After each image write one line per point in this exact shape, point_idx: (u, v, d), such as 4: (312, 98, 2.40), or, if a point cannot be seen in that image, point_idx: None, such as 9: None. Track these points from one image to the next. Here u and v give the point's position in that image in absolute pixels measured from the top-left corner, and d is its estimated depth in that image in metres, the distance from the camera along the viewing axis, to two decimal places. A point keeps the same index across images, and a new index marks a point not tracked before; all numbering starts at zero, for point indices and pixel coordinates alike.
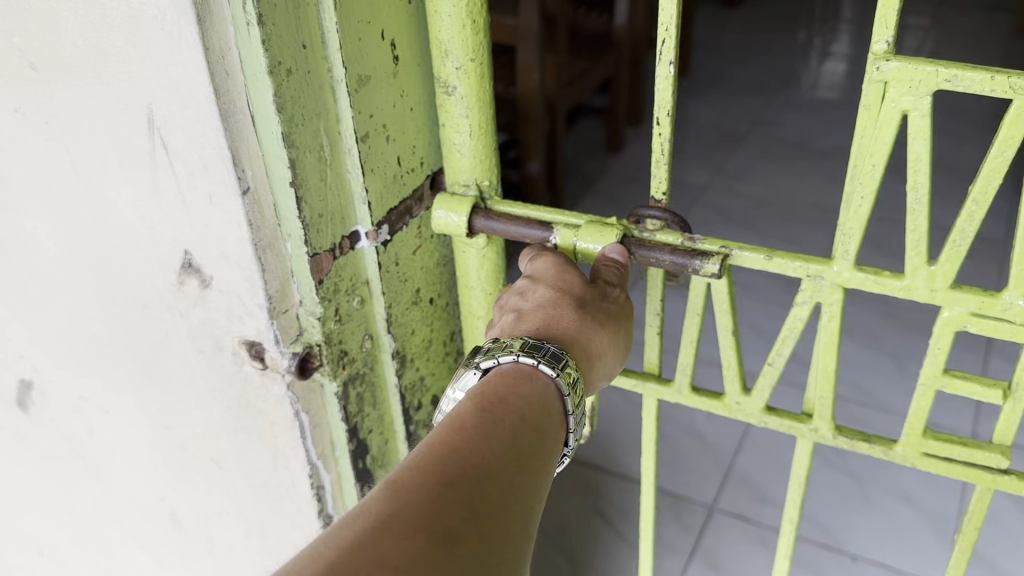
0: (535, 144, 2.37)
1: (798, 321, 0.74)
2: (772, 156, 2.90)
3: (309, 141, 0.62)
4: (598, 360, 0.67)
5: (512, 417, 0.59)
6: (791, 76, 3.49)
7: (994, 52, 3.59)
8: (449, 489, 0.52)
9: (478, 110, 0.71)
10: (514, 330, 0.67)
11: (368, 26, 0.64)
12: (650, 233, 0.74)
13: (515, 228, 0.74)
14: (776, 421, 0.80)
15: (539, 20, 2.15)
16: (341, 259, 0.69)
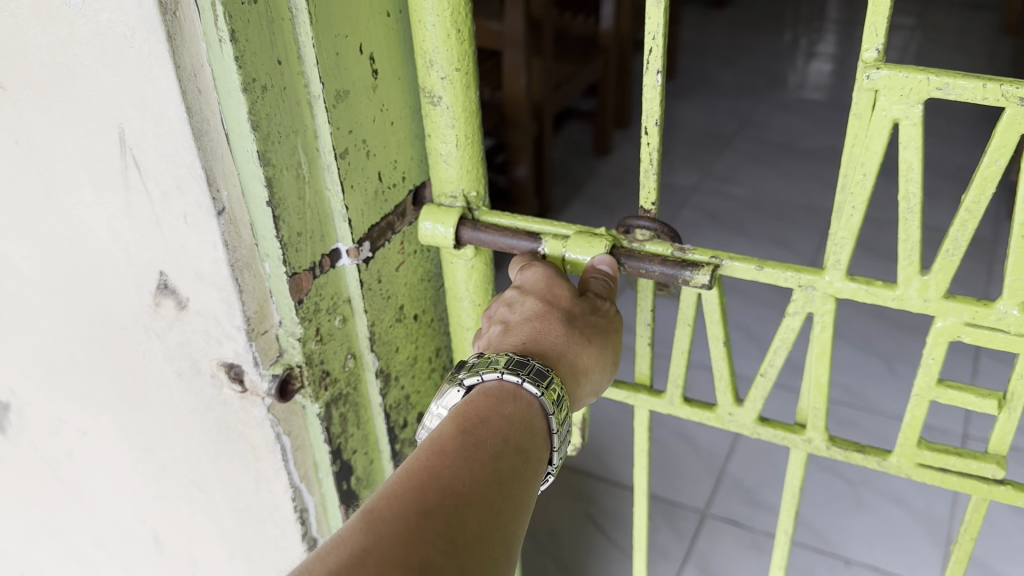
0: (522, 149, 2.36)
1: (790, 332, 0.73)
2: (760, 158, 2.90)
3: (286, 159, 0.61)
4: (584, 376, 0.66)
5: (494, 440, 0.59)
6: (779, 77, 3.49)
7: (980, 51, 3.60)
8: (426, 519, 0.52)
9: (465, 119, 0.71)
10: (499, 345, 0.66)
11: (346, 40, 0.62)
12: (639, 243, 0.73)
13: (502, 238, 0.73)
14: (769, 432, 0.80)
15: (524, 25, 2.15)
16: (322, 278, 0.68)
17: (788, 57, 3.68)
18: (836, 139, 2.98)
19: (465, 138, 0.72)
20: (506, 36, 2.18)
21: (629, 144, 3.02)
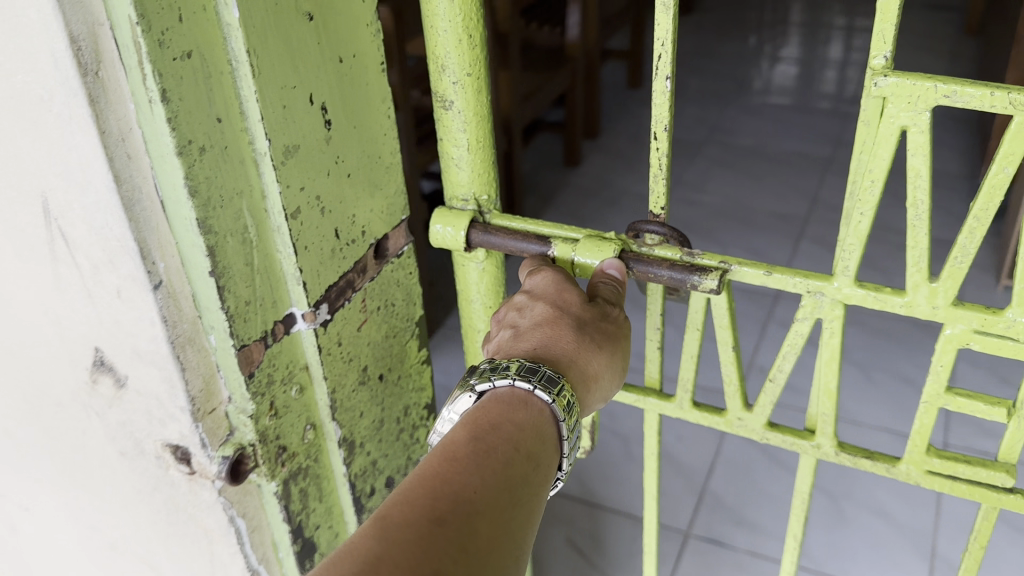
0: None
1: (799, 336, 0.73)
2: (730, 165, 2.89)
3: (230, 225, 0.57)
4: (594, 382, 0.68)
5: (506, 447, 0.60)
6: (745, 83, 3.49)
7: (943, 53, 3.62)
8: (438, 527, 0.53)
9: (474, 123, 0.77)
10: (512, 350, 0.68)
11: (293, 91, 0.59)
12: (648, 248, 0.76)
13: (512, 241, 0.78)
14: (778, 437, 0.79)
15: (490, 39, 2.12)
16: (278, 343, 0.65)
17: (754, 62, 3.68)
18: (805, 144, 2.98)
19: (475, 142, 0.78)
20: None
21: (599, 154, 3.00)
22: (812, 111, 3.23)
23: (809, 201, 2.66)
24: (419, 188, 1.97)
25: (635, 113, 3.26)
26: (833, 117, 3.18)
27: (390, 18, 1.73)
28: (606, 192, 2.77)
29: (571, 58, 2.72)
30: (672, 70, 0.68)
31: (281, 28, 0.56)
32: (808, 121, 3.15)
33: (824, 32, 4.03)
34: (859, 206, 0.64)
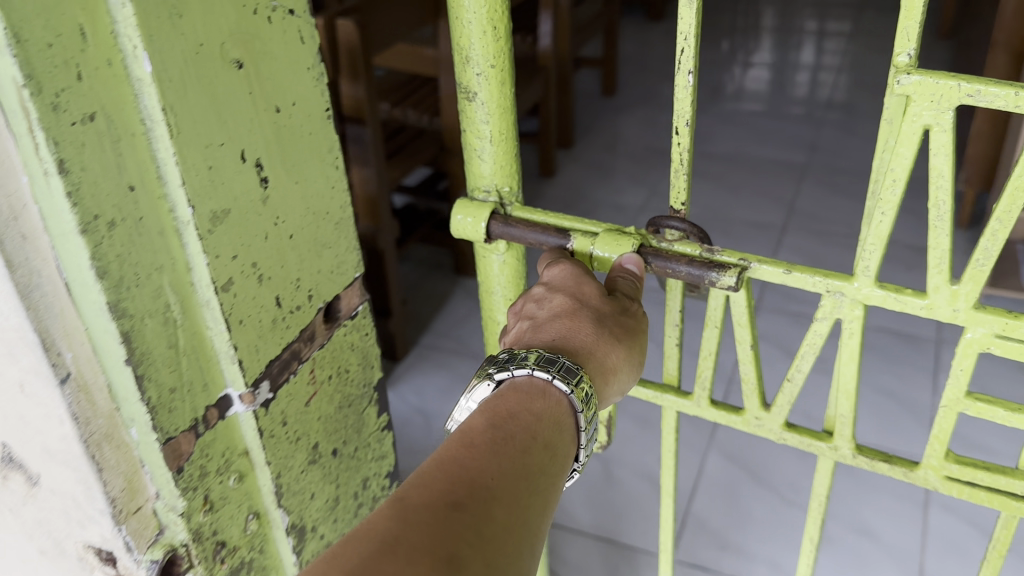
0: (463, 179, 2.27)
1: (818, 337, 0.77)
2: (706, 174, 2.86)
3: (148, 303, 0.59)
4: (612, 374, 0.72)
5: (522, 436, 0.64)
6: (719, 89, 3.47)
7: (914, 57, 3.63)
8: (455, 509, 0.56)
9: (497, 115, 0.82)
10: (533, 341, 0.73)
11: (220, 148, 0.60)
12: (669, 243, 0.80)
13: (532, 233, 0.84)
14: (798, 438, 0.84)
15: None
16: (214, 427, 0.69)
17: (726, 69, 3.66)
18: (781, 151, 2.97)
19: (498, 134, 0.83)
20: (443, 63, 2.11)
21: (575, 163, 2.97)
22: (787, 116, 3.22)
23: (787, 209, 2.63)
24: (388, 206, 1.91)
25: (609, 122, 3.23)
26: (808, 122, 3.16)
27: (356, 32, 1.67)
28: (583, 203, 2.73)
29: (543, 67, 2.69)
30: (694, 65, 0.70)
31: (204, 87, 0.58)
32: (784, 127, 3.14)
33: (795, 36, 4.02)
34: (882, 206, 0.67)
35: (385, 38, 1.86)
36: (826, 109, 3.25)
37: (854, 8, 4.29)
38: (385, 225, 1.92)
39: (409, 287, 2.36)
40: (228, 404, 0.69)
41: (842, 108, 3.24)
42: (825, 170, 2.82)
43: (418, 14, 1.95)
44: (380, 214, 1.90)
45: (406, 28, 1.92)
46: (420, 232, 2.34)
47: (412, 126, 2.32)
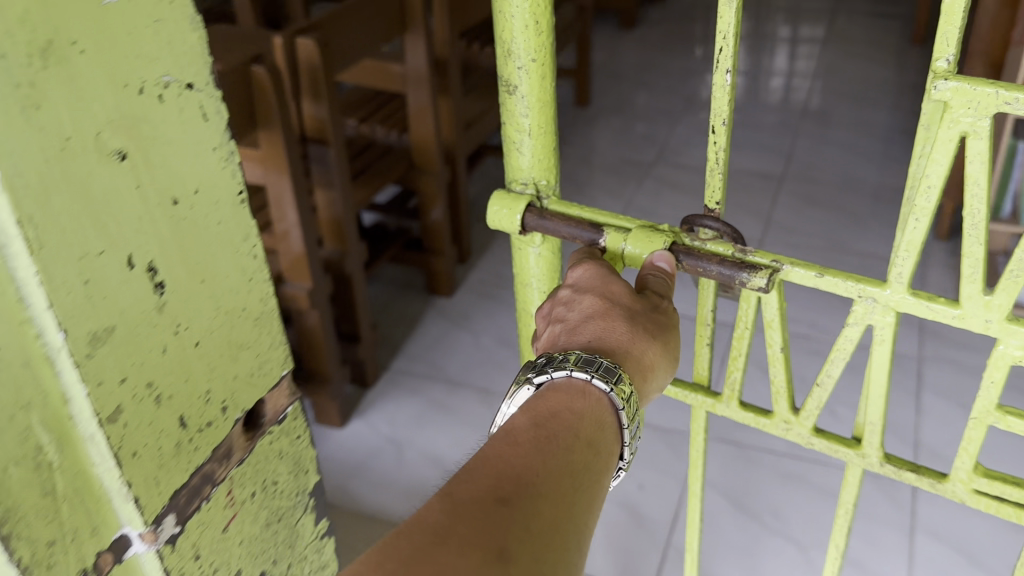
0: (433, 197, 2.20)
1: (848, 342, 0.81)
2: (682, 185, 2.82)
3: (14, 448, 0.54)
4: (649, 372, 0.79)
5: (565, 433, 0.70)
6: (693, 98, 3.43)
7: (888, 63, 3.61)
8: (503, 503, 0.63)
9: (537, 109, 0.88)
10: (571, 344, 0.79)
11: (101, 255, 0.55)
12: (701, 242, 0.85)
13: (565, 228, 0.90)
14: (827, 443, 0.89)
15: (428, 67, 2.02)
16: (110, 571, 0.65)
17: (700, 77, 3.62)
18: (757, 162, 2.94)
19: (538, 128, 0.89)
20: (410, 79, 2.05)
21: None
22: (763, 126, 3.19)
23: (764, 221, 2.60)
24: (355, 229, 1.84)
25: (584, 133, 3.19)
26: (783, 131, 3.14)
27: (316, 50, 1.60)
28: None
29: None
30: (732, 65, 0.77)
31: (80, 183, 0.52)
32: (759, 137, 3.11)
33: (768, 43, 3.99)
34: (917, 213, 0.72)
35: (347, 56, 1.79)
36: (801, 117, 3.23)
37: (827, 14, 4.27)
38: (351, 250, 1.85)
39: (380, 308, 2.30)
40: (126, 544, 0.65)
41: (817, 117, 3.22)
42: (802, 180, 2.80)
43: (383, 29, 1.89)
44: (345, 238, 1.83)
45: (370, 45, 1.86)
46: (389, 252, 2.27)
47: (379, 144, 2.25)
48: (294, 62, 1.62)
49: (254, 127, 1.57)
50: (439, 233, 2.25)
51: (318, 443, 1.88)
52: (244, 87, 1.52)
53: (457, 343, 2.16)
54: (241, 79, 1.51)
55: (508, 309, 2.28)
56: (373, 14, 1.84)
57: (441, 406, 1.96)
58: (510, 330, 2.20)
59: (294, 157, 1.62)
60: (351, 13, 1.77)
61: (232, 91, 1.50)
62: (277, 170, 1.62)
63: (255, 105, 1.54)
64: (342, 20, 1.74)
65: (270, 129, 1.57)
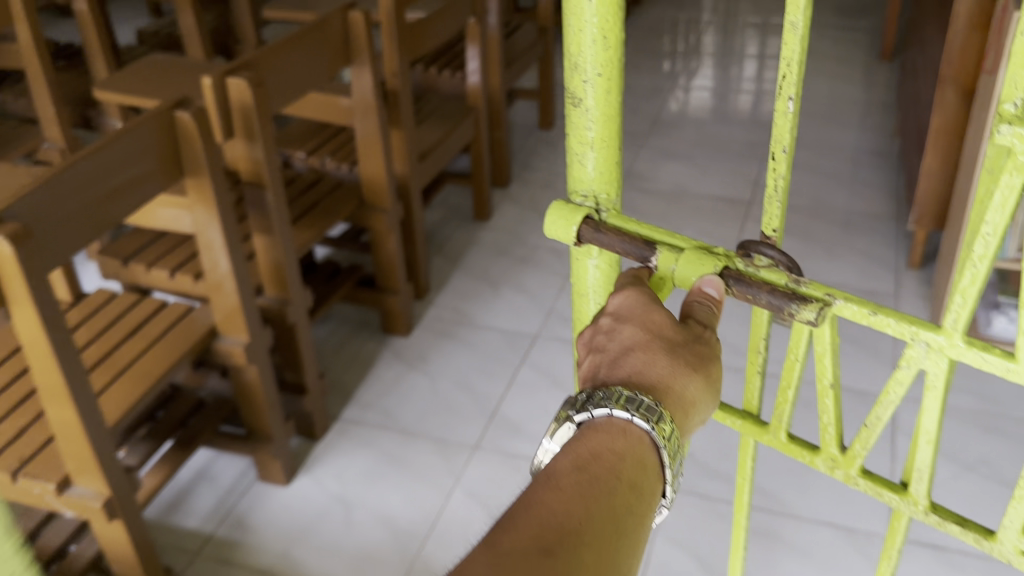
0: (385, 234, 2.09)
1: (898, 387, 0.78)
2: (646, 213, 2.74)
3: None
4: (691, 407, 0.78)
5: (607, 477, 0.71)
6: (660, 119, 3.35)
7: (858, 80, 3.54)
8: (545, 555, 0.65)
9: (601, 121, 0.84)
10: (612, 378, 0.78)
11: None
12: (756, 268, 0.80)
13: (619, 242, 0.85)
14: (871, 486, 0.87)
15: (376, 97, 1.90)
16: None
17: (667, 97, 3.54)
18: (725, 187, 2.86)
19: (600, 140, 0.85)
20: (358, 111, 1.93)
21: (513, 204, 2.83)
22: (730, 148, 3.12)
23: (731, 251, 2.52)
24: (298, 275, 1.71)
25: (548, 159, 3.11)
26: (751, 154, 3.06)
27: (249, 89, 1.49)
28: (518, 248, 2.59)
29: (470, 106, 2.53)
30: (794, 92, 0.76)
31: None
32: (727, 160, 3.03)
33: (737, 59, 3.91)
34: (974, 260, 0.68)
35: (287, 91, 1.68)
36: (770, 138, 3.15)
37: (798, 27, 4.19)
38: (295, 297, 1.72)
39: (332, 350, 2.19)
40: None
41: None
42: (771, 206, 2.72)
43: (326, 60, 1.78)
44: (287, 284, 1.70)
45: (313, 78, 1.74)
46: (341, 291, 2.16)
47: (329, 178, 2.13)
48: (226, 101, 1.50)
49: (181, 175, 1.45)
50: (393, 270, 2.14)
51: (261, 503, 1.77)
52: (168, 132, 1.40)
53: (412, 387, 2.06)
54: (165, 125, 1.39)
55: (467, 349, 2.18)
56: (315, 45, 1.73)
57: (392, 458, 1.86)
58: (468, 372, 2.10)
59: (226, 204, 1.50)
60: (290, 46, 1.65)
61: (155, 138, 1.38)
62: (208, 219, 1.50)
63: (181, 152, 1.43)
64: (280, 54, 1.63)
65: (199, 176, 1.45)
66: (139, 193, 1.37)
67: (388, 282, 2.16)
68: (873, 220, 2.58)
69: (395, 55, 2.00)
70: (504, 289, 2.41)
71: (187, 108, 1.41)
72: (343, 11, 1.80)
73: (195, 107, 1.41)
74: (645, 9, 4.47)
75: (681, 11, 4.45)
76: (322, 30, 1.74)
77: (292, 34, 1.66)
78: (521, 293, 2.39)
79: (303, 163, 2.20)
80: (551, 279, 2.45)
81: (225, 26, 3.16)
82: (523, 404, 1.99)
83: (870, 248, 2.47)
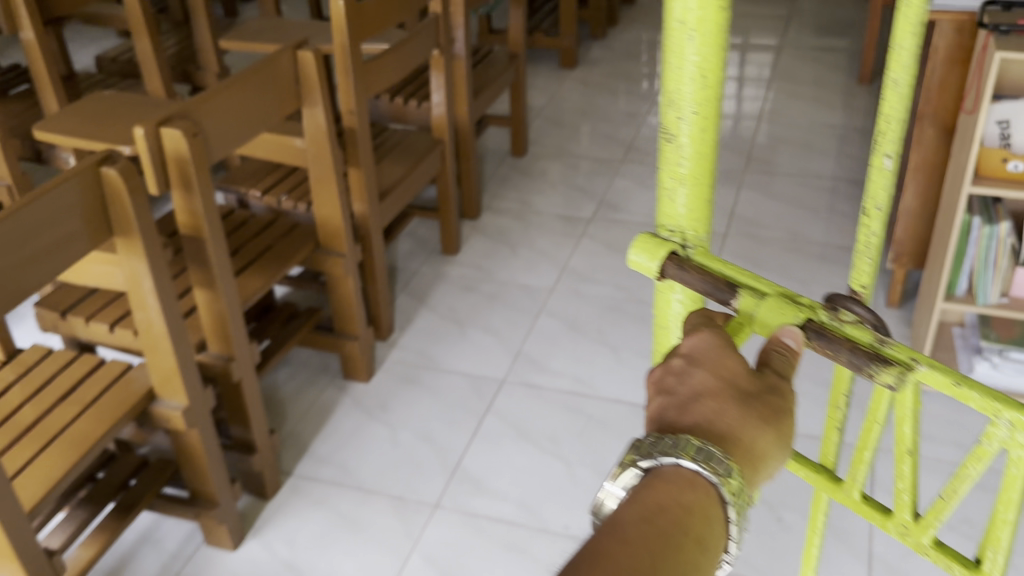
0: (343, 279, 1.99)
1: (980, 459, 0.75)
2: (618, 248, 2.66)
3: None
4: (760, 461, 0.69)
5: (673, 532, 0.63)
6: (634, 146, 3.28)
7: (835, 105, 3.48)
8: None
9: (694, 159, 0.79)
10: (678, 423, 0.70)
11: None
12: (840, 323, 0.74)
13: (703, 281, 0.79)
14: (941, 557, 0.83)
15: (329, 136, 1.81)
16: None
17: (642, 122, 3.46)
18: None
19: (692, 179, 0.80)
20: (311, 153, 1.84)
21: (481, 238, 2.76)
22: None
23: None
24: (243, 330, 1.60)
25: (519, 190, 3.03)
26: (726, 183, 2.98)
27: (185, 139, 1.38)
28: (486, 286, 2.51)
29: (435, 139, 2.46)
30: (891, 156, 0.77)
31: None
32: None
33: (714, 81, 3.84)
34: None
35: (232, 136, 1.57)
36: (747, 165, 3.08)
37: (776, 48, 4.13)
38: (240, 355, 1.62)
39: (288, 398, 2.10)
40: None
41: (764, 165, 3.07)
42: (746, 238, 2.64)
43: (276, 102, 1.68)
44: (231, 342, 1.60)
45: (261, 121, 1.64)
46: (298, 336, 2.06)
47: (286, 219, 2.04)
48: (160, 152, 1.41)
49: (110, 233, 1.33)
50: (351, 315, 2.04)
51: (205, 571, 1.67)
52: (95, 190, 1.28)
53: (370, 439, 1.96)
54: (92, 182, 1.28)
55: (430, 395, 2.09)
56: (263, 87, 1.62)
57: (347, 520, 1.76)
58: (429, 422, 2.01)
59: (160, 264, 1.39)
60: (235, 89, 1.55)
61: (80, 197, 1.26)
62: (141, 280, 1.38)
63: (109, 210, 1.31)
64: (223, 98, 1.53)
65: (128, 235, 1.34)
66: (61, 256, 1.26)
67: (347, 326, 2.07)
68: (850, 255, 2.50)
69: (351, 93, 1.90)
70: (470, 330, 2.32)
71: (114, 163, 1.29)
72: (294, 50, 1.69)
73: (123, 161, 1.29)
74: (621, 29, 4.39)
75: (658, 30, 4.38)
76: (270, 70, 1.64)
77: (236, 77, 1.56)
78: (488, 334, 2.30)
79: (259, 204, 2.12)
80: (520, 318, 2.36)
81: (186, 54, 3.06)
82: (486, 458, 1.89)
83: (846, 286, 2.40)
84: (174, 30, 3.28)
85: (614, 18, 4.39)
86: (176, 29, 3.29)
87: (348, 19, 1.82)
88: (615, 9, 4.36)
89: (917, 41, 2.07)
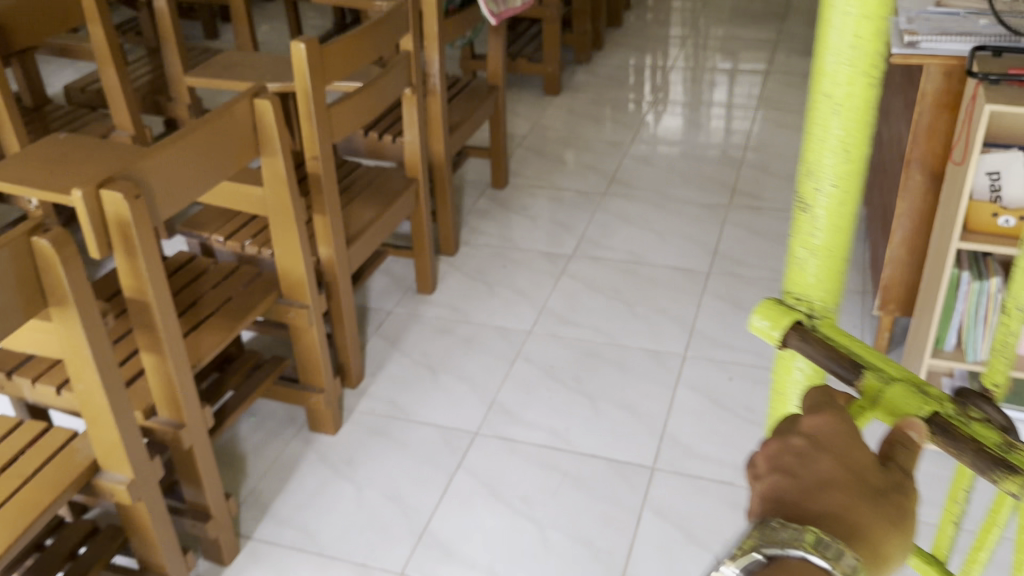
0: (307, 330, 1.92)
1: None
2: (598, 287, 2.58)
3: None
4: (885, 564, 0.59)
5: None
6: (617, 178, 3.21)
7: None
8: None
9: (831, 235, 0.67)
10: (802, 508, 0.60)
11: None
12: (967, 417, 0.63)
13: (828, 356, 0.67)
14: None
15: (290, 187, 1.73)
16: None
17: (626, 152, 3.39)
18: (683, 255, 2.70)
19: (827, 249, 0.67)
20: (272, 202, 1.76)
21: (459, 276, 2.68)
22: (690, 209, 2.96)
23: (686, 329, 2.35)
24: (195, 395, 1.52)
25: (498, 225, 2.96)
26: (711, 217, 2.91)
27: (127, 202, 1.30)
28: (461, 328, 2.43)
29: (410, 179, 2.38)
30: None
31: None
32: (686, 223, 2.88)
33: (700, 108, 3.77)
34: None
35: (183, 193, 1.49)
36: (731, 199, 3.01)
37: (763, 74, 4.07)
38: (192, 422, 1.53)
39: (252, 451, 2.02)
40: None
41: (750, 199, 3.00)
42: (730, 277, 2.57)
43: (232, 153, 1.60)
44: (182, 408, 1.51)
45: (214, 174, 1.56)
46: (261, 389, 1.99)
47: (248, 266, 1.96)
48: (101, 213, 1.32)
49: (43, 304, 1.24)
50: (316, 367, 1.97)
51: None
52: (26, 261, 1.20)
53: (335, 499, 1.88)
54: (22, 252, 1.19)
55: (399, 449, 2.00)
56: (218, 139, 1.54)
57: None
58: (397, 479, 1.92)
59: (99, 335, 1.30)
60: (186, 143, 1.46)
61: (8, 270, 1.17)
62: (78, 352, 1.29)
63: (42, 282, 1.22)
64: (173, 153, 1.44)
65: (63, 307, 1.25)
66: None
67: (312, 379, 2.00)
68: (837, 296, 2.43)
69: (315, 138, 1.83)
70: (443, 376, 2.24)
71: (47, 231, 1.20)
72: (251, 98, 1.62)
73: (57, 229, 1.21)
74: (607, 53, 4.33)
75: (644, 55, 4.32)
76: (225, 121, 1.56)
77: (188, 130, 1.48)
78: (462, 381, 2.22)
79: (222, 249, 2.05)
80: (496, 364, 2.28)
81: (159, 85, 2.97)
82: (455, 520, 1.81)
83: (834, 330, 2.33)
84: (148, 58, 3.19)
85: (599, 43, 4.33)
86: (150, 56, 3.20)
87: (310, 64, 1.74)
88: (600, 34, 4.30)
89: (905, 83, 2.00)
